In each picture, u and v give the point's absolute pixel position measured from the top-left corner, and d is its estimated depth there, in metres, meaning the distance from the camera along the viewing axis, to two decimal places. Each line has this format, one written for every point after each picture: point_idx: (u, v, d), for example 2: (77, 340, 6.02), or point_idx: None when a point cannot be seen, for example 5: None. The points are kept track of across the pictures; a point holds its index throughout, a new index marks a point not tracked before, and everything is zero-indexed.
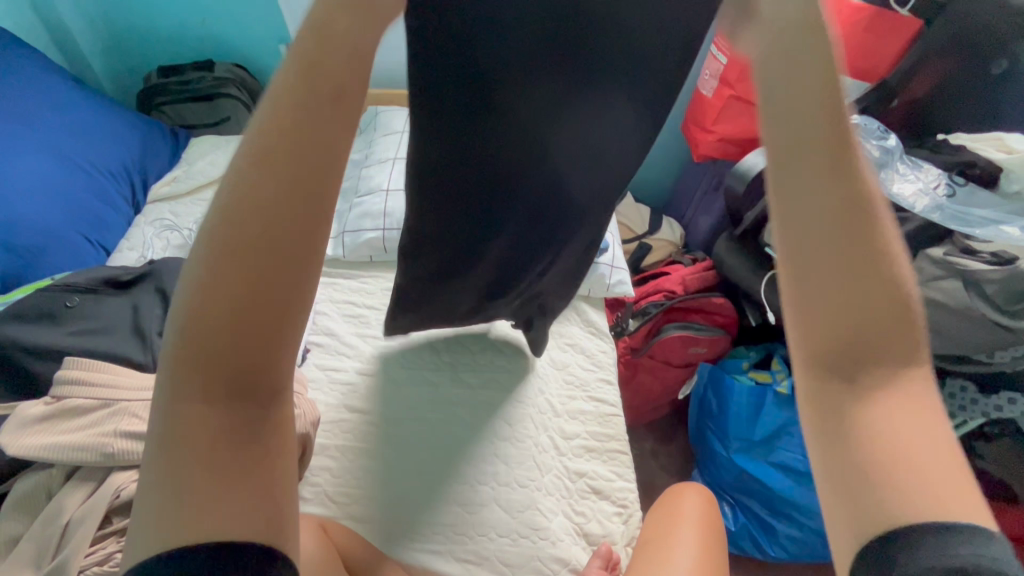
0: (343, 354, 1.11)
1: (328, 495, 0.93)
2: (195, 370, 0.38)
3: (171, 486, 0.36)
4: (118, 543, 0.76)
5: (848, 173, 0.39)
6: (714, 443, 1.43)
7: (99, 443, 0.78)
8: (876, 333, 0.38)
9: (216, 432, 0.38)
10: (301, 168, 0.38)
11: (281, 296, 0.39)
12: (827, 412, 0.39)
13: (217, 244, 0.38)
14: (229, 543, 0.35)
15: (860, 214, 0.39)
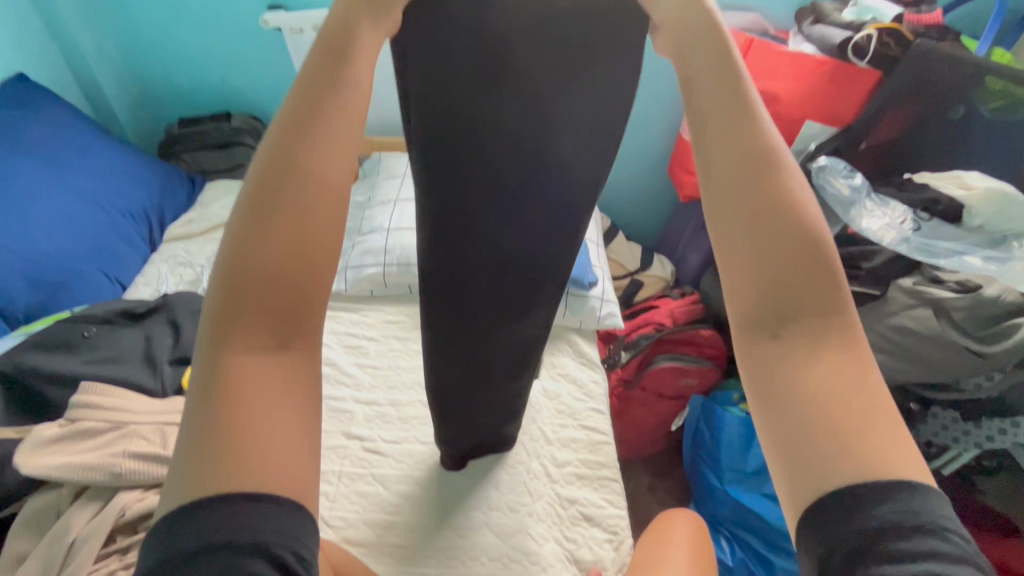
0: (343, 383, 1.15)
1: (324, 519, 0.96)
2: (230, 321, 0.38)
3: (205, 440, 0.35)
4: (119, 561, 0.78)
5: (750, 141, 0.43)
6: (709, 475, 1.44)
7: (108, 464, 0.82)
8: (804, 278, 0.40)
9: (251, 383, 0.37)
10: (323, 135, 0.43)
11: (304, 251, 0.40)
12: (763, 372, 0.40)
13: (251, 205, 0.40)
14: (263, 495, 0.34)
15: (769, 176, 0.42)
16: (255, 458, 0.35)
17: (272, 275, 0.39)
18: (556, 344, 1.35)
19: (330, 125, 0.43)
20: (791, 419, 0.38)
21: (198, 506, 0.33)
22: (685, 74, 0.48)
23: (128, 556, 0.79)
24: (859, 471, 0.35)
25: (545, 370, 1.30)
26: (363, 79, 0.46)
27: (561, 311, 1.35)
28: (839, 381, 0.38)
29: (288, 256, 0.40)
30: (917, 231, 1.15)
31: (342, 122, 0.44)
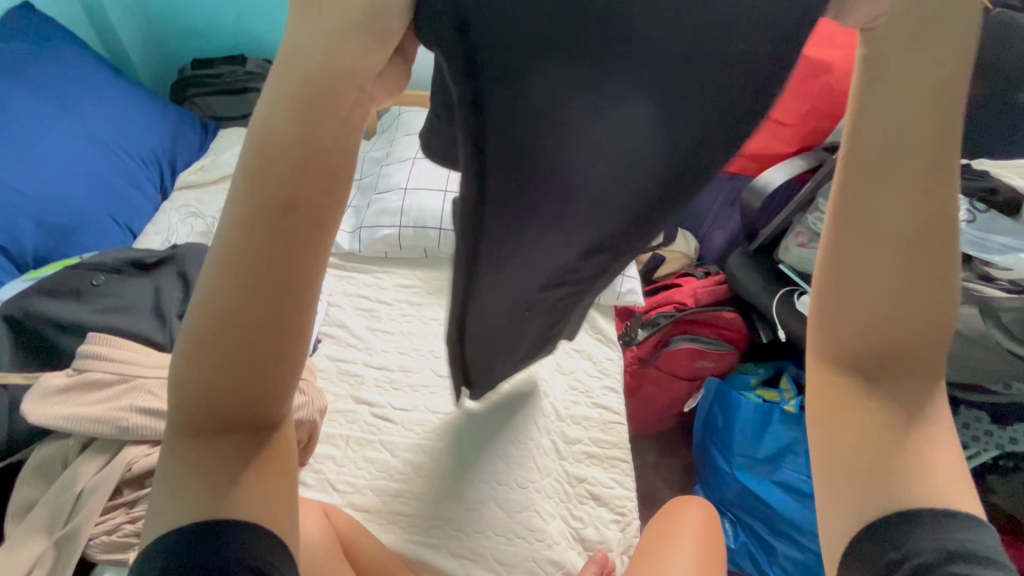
0: (353, 346, 1.13)
1: (331, 482, 0.96)
2: (197, 385, 0.41)
3: (182, 481, 0.42)
4: (126, 514, 0.78)
5: (927, 198, 0.39)
6: (717, 458, 1.42)
7: (115, 417, 0.81)
8: (913, 346, 0.42)
9: (218, 430, 0.42)
10: (291, 195, 0.37)
11: (270, 314, 0.39)
12: (847, 412, 0.44)
13: (217, 262, 0.39)
14: (232, 523, 0.42)
15: (926, 241, 0.39)
16: (231, 497, 0.43)
17: (246, 325, 0.39)
18: None
19: (309, 164, 0.36)
20: (861, 452, 0.43)
21: (188, 534, 0.41)
22: (874, 68, 0.38)
23: (134, 510, 0.79)
24: (907, 506, 0.41)
25: (560, 344, 1.27)
26: (354, 98, 0.36)
27: None
28: (925, 441, 0.42)
29: (255, 320, 0.39)
30: (971, 223, 1.07)
31: (343, 163, 0.37)
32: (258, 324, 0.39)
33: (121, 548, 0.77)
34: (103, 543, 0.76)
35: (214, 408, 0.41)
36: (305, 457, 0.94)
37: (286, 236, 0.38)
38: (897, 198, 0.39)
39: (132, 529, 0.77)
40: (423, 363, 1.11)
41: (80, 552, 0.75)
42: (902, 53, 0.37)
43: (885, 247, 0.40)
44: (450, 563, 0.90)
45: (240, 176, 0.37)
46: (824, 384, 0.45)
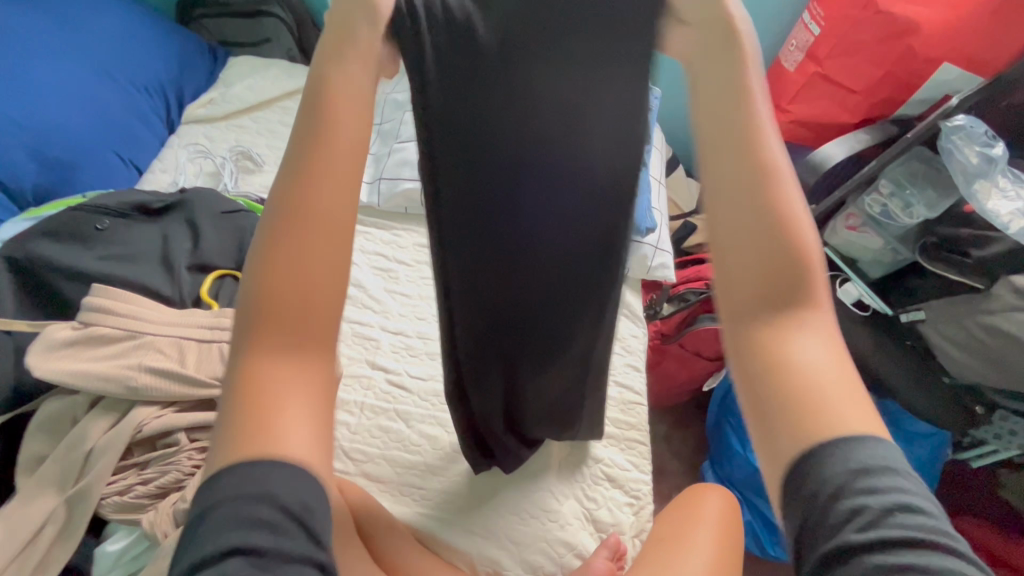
0: (368, 308, 1.08)
1: (344, 450, 0.94)
2: (256, 324, 0.38)
3: (227, 432, 0.36)
4: (137, 476, 0.77)
5: (765, 154, 0.42)
6: (732, 438, 1.38)
7: (123, 376, 0.78)
8: (794, 292, 0.40)
9: (272, 376, 0.37)
10: (311, 138, 0.41)
11: (314, 234, 0.40)
12: (743, 364, 0.41)
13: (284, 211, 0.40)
14: (283, 455, 0.35)
15: (770, 185, 0.41)
16: (273, 420, 0.36)
17: (293, 260, 0.39)
18: None
19: (310, 121, 0.41)
20: (768, 396, 0.39)
21: (226, 474, 0.34)
22: (694, 67, 0.46)
23: (146, 471, 0.77)
24: (821, 434, 0.36)
25: None
26: (349, 67, 0.43)
27: None
28: (814, 353, 0.39)
29: (305, 238, 0.40)
30: None
31: (350, 112, 0.42)
32: (305, 262, 0.39)
33: (134, 508, 0.75)
34: (114, 504, 0.75)
35: (255, 346, 0.38)
36: None
37: (317, 173, 0.40)
38: (737, 155, 0.42)
39: (144, 490, 0.76)
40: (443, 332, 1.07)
41: (93, 510, 0.74)
42: (719, 51, 0.44)
43: (746, 197, 0.41)
44: (462, 540, 0.89)
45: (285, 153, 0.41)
46: (731, 349, 0.42)
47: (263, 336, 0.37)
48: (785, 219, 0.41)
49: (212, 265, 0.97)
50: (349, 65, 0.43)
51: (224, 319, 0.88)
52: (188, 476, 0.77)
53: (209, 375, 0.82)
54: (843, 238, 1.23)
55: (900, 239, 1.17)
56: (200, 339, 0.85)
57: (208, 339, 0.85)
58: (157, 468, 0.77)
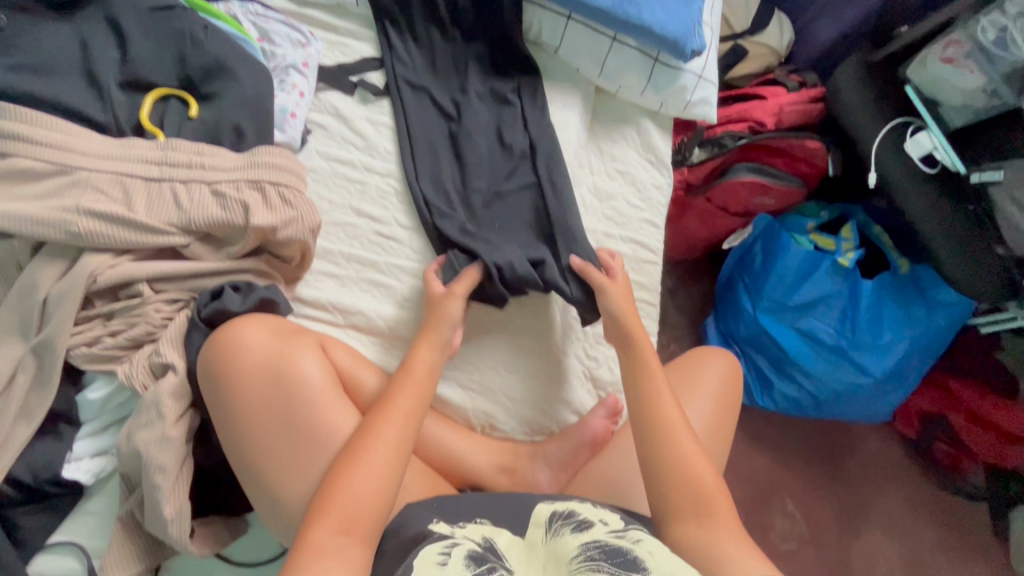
0: (351, 143, 0.92)
1: (327, 302, 0.84)
2: (240, 464, 0.70)
3: (241, 443, 0.69)
4: (105, 328, 0.71)
5: (646, 401, 0.76)
6: (742, 296, 1.31)
7: (62, 221, 0.67)
8: (684, 495, 0.69)
9: (254, 402, 0.68)
10: (262, 405, 0.69)
11: (255, 403, 0.68)
12: (675, 506, 0.69)
13: (242, 414, 0.68)
14: (252, 485, 0.69)
15: (656, 416, 0.74)
16: (251, 454, 0.69)
17: (248, 439, 0.68)
18: (620, 130, 1.06)
19: (282, 328, 0.73)
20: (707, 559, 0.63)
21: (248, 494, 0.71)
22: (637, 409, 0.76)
23: (112, 324, 0.71)
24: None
25: (600, 162, 1.05)
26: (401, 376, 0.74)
27: (641, 86, 1.02)
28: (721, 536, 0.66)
29: (250, 439, 0.68)
30: None
31: (275, 378, 0.69)
32: (353, 506, 0.61)
33: (107, 360, 0.71)
34: (84, 356, 0.70)
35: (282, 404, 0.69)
36: (297, 272, 0.82)
37: (353, 479, 0.63)
38: (663, 494, 0.70)
39: (114, 343, 0.70)
40: (438, 174, 0.92)
41: (63, 361, 0.69)
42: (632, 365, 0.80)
43: (665, 491, 0.70)
44: (458, 395, 0.88)
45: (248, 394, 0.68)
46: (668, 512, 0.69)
47: (312, 540, 0.59)
48: (670, 449, 0.71)
49: (151, 83, 0.79)
50: (393, 405, 0.70)
51: (172, 154, 0.74)
52: (159, 329, 0.72)
53: (163, 222, 0.71)
54: (927, 76, 1.02)
55: (1005, 78, 0.93)
56: (147, 179, 0.72)
57: (157, 179, 0.73)
58: (123, 320, 0.71)
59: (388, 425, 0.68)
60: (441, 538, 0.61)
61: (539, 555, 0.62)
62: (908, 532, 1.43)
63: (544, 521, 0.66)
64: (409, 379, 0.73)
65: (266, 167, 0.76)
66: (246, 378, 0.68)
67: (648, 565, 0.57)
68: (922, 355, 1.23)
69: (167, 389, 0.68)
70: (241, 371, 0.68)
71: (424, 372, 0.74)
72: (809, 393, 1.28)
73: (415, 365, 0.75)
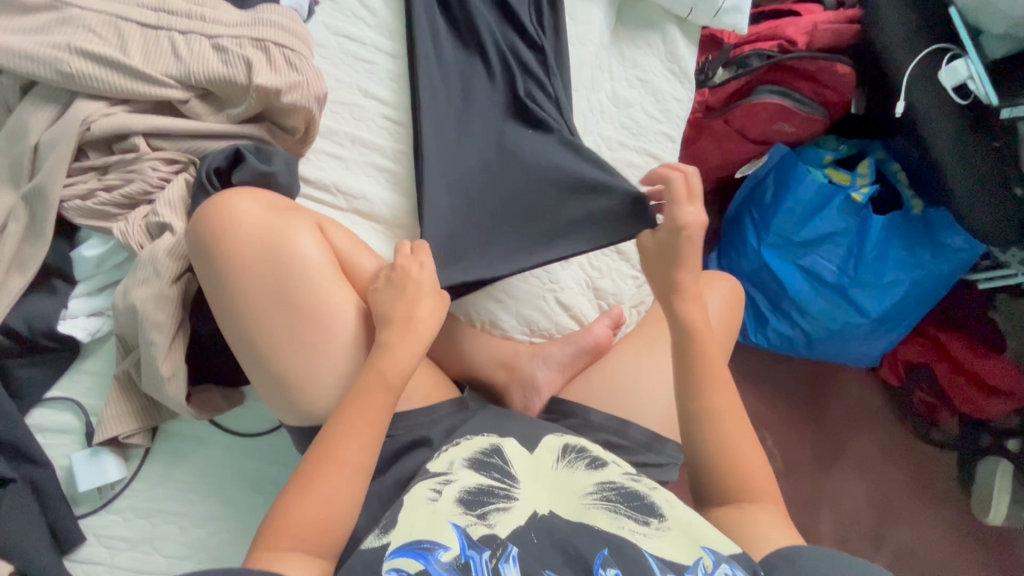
0: (362, 19, 0.86)
1: (331, 184, 0.81)
2: (236, 343, 0.65)
3: (235, 322, 0.64)
4: (99, 182, 0.68)
5: (686, 353, 0.66)
6: (748, 231, 1.29)
7: (52, 58, 0.62)
8: (717, 467, 0.62)
9: (250, 283, 0.64)
10: (256, 285, 0.64)
11: (252, 288, 0.64)
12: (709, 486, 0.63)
13: (235, 290, 0.64)
14: (248, 371, 0.66)
15: (689, 352, 0.66)
16: (245, 335, 0.64)
17: (241, 321, 0.64)
18: (644, 34, 1.01)
19: (280, 206, 0.68)
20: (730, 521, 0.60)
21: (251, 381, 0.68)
22: (682, 356, 0.66)
23: (107, 178, 0.68)
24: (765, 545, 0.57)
25: (621, 68, 1.00)
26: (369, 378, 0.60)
27: None
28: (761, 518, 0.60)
29: (243, 319, 0.64)
30: None
31: (268, 256, 0.64)
32: (315, 516, 0.53)
33: (103, 216, 0.69)
34: (77, 209, 0.67)
35: (273, 288, 0.64)
36: (297, 149, 0.78)
37: (322, 489, 0.54)
38: (706, 448, 0.63)
39: (109, 199, 0.68)
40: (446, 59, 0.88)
41: (56, 213, 0.67)
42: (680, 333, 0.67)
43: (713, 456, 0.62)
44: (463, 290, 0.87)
45: (243, 272, 0.64)
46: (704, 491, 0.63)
47: (279, 542, 0.52)
48: (696, 406, 0.64)
49: None
50: (371, 403, 0.59)
51: (170, 2, 0.69)
52: (156, 188, 0.69)
53: (161, 72, 0.67)
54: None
55: None
56: (143, 25, 0.67)
57: (154, 26, 0.67)
58: (119, 175, 0.68)
59: (353, 445, 0.56)
60: (435, 475, 0.60)
61: (550, 480, 0.62)
62: (882, 473, 1.47)
63: (556, 451, 0.65)
64: (389, 386, 0.60)
65: (270, 26, 0.71)
66: (243, 276, 0.63)
67: (665, 511, 0.58)
68: (920, 296, 1.23)
69: (163, 248, 0.66)
70: (236, 254, 0.64)
71: (387, 386, 0.60)
72: (804, 331, 1.29)
73: (387, 374, 0.60)
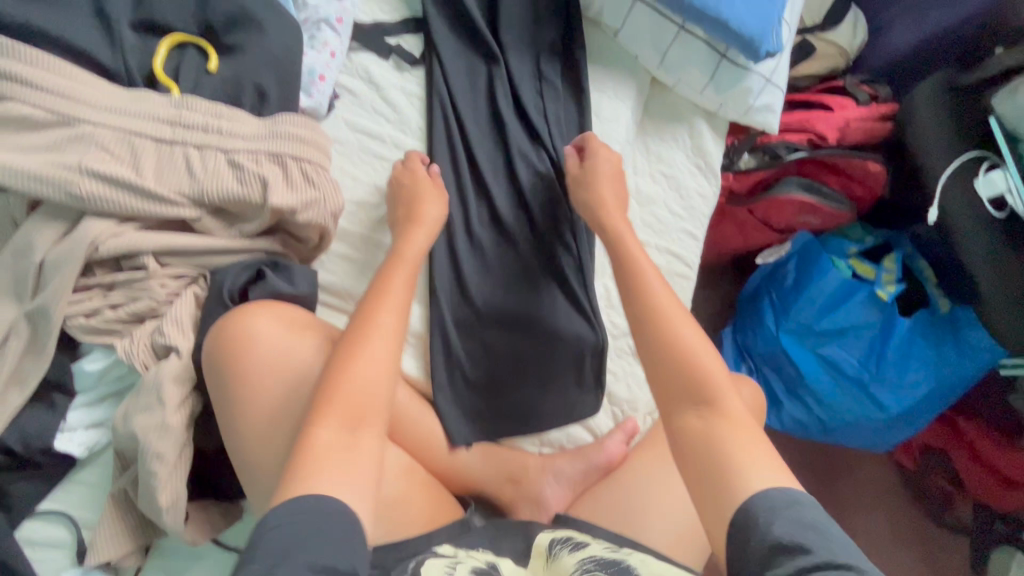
0: (382, 116, 0.84)
1: (342, 289, 0.79)
2: (240, 462, 0.64)
3: (242, 438, 0.63)
4: (105, 299, 0.66)
5: (683, 370, 0.63)
6: (766, 312, 1.26)
7: (63, 180, 0.60)
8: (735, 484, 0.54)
9: (261, 396, 0.63)
10: (268, 398, 0.63)
11: (264, 399, 0.63)
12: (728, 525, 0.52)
13: (245, 405, 0.63)
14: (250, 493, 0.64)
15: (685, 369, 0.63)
16: (251, 453, 0.63)
17: (251, 433, 0.63)
18: (670, 128, 0.98)
19: (296, 318, 0.68)
20: None
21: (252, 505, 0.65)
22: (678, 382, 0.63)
23: (113, 295, 0.66)
24: None
25: (645, 162, 0.97)
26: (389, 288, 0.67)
27: (702, 83, 0.93)
28: None
29: (251, 433, 0.63)
30: None
31: (281, 372, 0.64)
32: (349, 402, 0.57)
33: (108, 333, 0.67)
34: (81, 327, 0.65)
35: (287, 400, 0.63)
36: (312, 253, 0.76)
37: (354, 372, 0.58)
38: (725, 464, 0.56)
39: (114, 316, 0.66)
40: (463, 158, 0.85)
41: (59, 330, 0.65)
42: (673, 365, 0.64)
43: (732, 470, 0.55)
44: None
45: (254, 389, 0.63)
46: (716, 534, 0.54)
47: (313, 437, 0.54)
48: (710, 421, 0.59)
49: (166, 28, 0.69)
50: (390, 293, 0.67)
51: (186, 115, 0.66)
52: (164, 305, 0.67)
53: (174, 191, 0.65)
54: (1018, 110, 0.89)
55: None
56: (157, 139, 0.65)
57: (168, 141, 0.65)
58: (125, 293, 0.66)
59: (380, 324, 0.63)
60: (442, 558, 0.62)
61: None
62: (892, 560, 1.43)
63: (545, 549, 0.65)
64: (404, 267, 0.71)
65: (288, 139, 0.69)
66: (257, 396, 0.63)
67: (641, 568, 0.59)
68: (942, 396, 1.19)
69: (169, 373, 0.64)
70: (249, 373, 0.63)
71: (407, 262, 0.71)
72: (818, 418, 1.25)
73: (405, 257, 0.71)
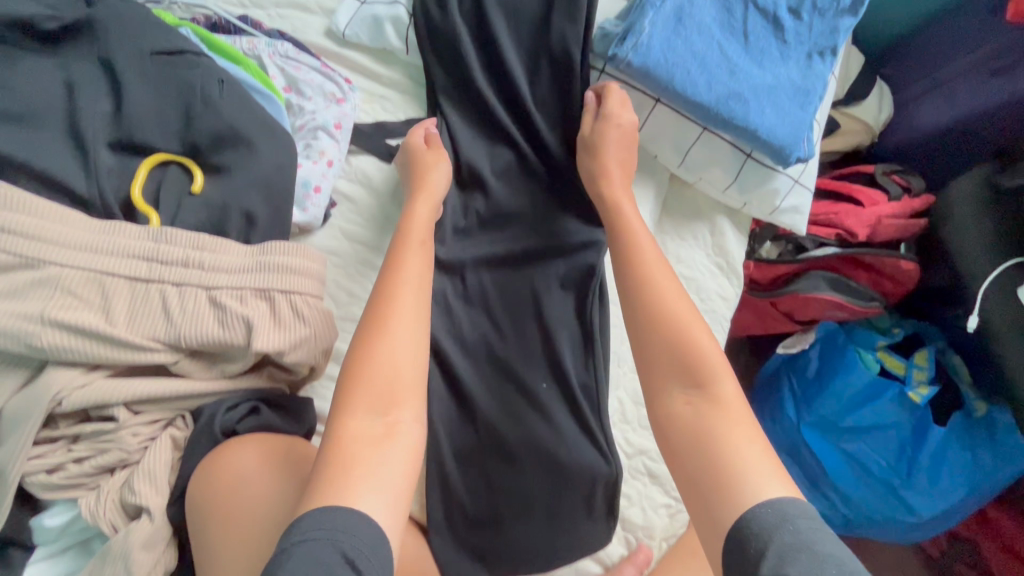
0: (381, 224, 0.78)
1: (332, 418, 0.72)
2: None
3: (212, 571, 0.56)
4: (68, 452, 0.59)
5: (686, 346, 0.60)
6: (786, 402, 1.18)
7: (21, 333, 0.54)
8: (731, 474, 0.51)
9: (241, 524, 0.57)
10: (249, 528, 0.57)
11: (246, 522, 0.57)
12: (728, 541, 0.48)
13: (223, 529, 0.57)
14: None
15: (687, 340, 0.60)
16: None
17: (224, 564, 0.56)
18: (690, 226, 0.92)
19: (285, 448, 0.64)
20: None
21: None
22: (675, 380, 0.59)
23: (78, 448, 0.59)
24: None
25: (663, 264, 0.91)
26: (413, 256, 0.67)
27: (725, 183, 0.86)
28: None
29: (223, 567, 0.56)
30: None
31: (263, 504, 0.59)
32: (378, 385, 0.56)
33: (70, 488, 0.60)
34: (39, 484, 0.58)
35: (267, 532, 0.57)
36: (304, 381, 0.71)
37: (382, 354, 0.57)
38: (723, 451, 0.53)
39: (78, 471, 0.59)
40: (467, 269, 0.79)
41: (14, 490, 0.58)
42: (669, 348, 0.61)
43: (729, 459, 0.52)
44: None
45: (232, 527, 0.57)
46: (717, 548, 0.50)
47: (347, 428, 0.53)
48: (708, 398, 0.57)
49: (147, 146, 0.63)
50: (404, 274, 0.64)
51: (164, 248, 0.60)
52: (134, 456, 0.61)
53: (148, 336, 0.59)
54: None
55: None
56: (132, 278, 0.59)
57: (144, 279, 0.59)
58: (91, 446, 0.59)
59: (404, 304, 0.62)
60: None
61: None
62: None
63: None
64: (416, 248, 0.68)
65: (275, 270, 0.63)
66: (237, 532, 0.57)
67: None
68: (978, 502, 1.10)
69: (137, 541, 0.57)
70: (232, 510, 0.58)
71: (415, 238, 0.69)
72: (843, 515, 1.16)
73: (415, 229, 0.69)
